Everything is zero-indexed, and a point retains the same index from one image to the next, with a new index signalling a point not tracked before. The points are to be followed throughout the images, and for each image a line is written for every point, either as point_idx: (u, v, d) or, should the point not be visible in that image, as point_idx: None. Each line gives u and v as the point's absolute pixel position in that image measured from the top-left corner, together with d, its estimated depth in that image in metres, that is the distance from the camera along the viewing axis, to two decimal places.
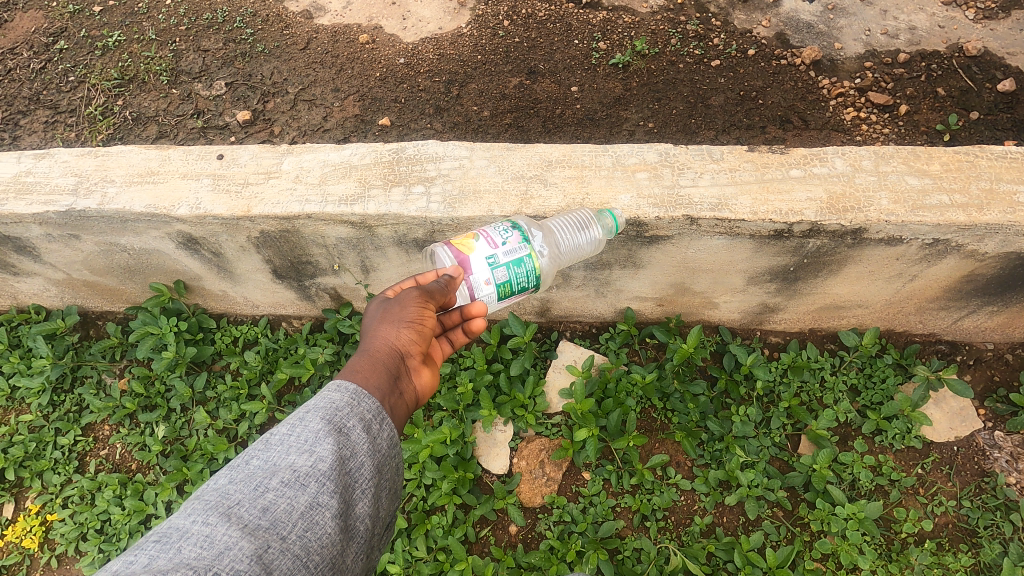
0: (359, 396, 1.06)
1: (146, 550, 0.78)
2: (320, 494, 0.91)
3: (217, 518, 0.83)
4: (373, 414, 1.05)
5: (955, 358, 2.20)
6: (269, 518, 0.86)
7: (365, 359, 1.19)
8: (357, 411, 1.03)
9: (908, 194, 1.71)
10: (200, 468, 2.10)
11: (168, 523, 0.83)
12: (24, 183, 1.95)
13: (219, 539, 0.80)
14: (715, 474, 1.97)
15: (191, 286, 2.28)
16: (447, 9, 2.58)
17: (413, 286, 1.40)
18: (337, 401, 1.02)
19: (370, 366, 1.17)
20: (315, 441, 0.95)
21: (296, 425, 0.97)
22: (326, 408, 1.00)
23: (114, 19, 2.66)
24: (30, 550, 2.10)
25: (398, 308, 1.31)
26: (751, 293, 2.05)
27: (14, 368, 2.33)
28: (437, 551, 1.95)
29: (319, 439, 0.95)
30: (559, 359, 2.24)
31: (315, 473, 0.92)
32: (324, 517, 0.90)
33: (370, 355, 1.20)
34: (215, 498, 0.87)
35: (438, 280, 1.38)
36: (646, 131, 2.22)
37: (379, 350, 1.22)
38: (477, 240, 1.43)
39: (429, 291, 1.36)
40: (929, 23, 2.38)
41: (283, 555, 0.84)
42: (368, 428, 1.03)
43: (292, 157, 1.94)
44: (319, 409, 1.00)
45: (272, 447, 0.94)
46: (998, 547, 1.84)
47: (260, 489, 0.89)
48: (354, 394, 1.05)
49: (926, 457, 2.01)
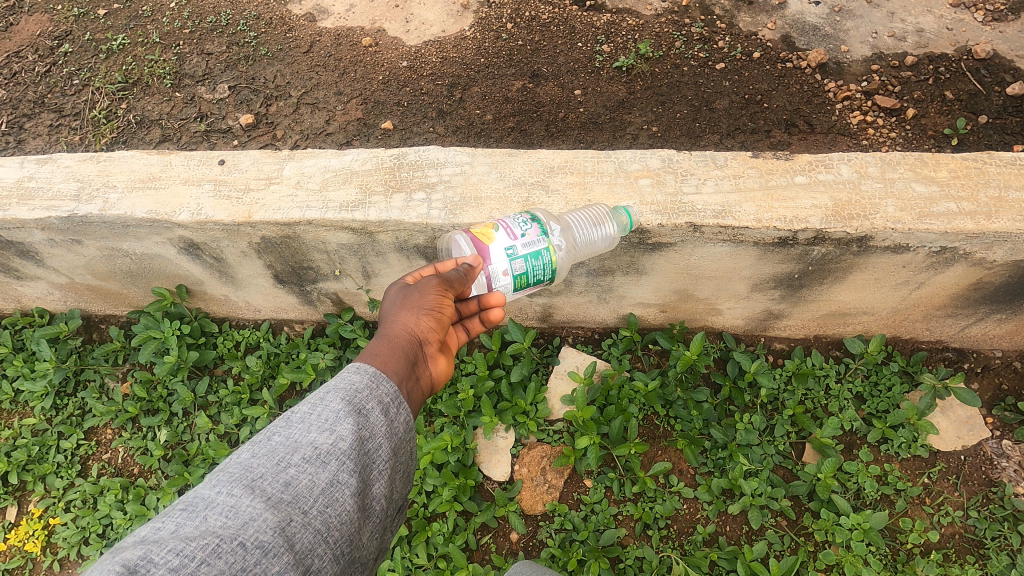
0: (378, 378, 1.04)
1: (174, 517, 0.80)
2: (340, 472, 0.90)
3: (242, 490, 0.83)
4: (391, 398, 1.03)
5: (962, 365, 2.18)
6: (291, 493, 0.86)
7: (385, 343, 1.17)
8: (376, 394, 1.01)
9: (915, 201, 1.68)
10: (202, 473, 2.11)
11: (195, 492, 0.84)
12: (27, 188, 1.96)
13: (244, 510, 0.81)
14: (718, 483, 1.95)
15: (193, 290, 2.29)
16: (451, 12, 2.57)
17: (431, 275, 1.38)
18: (357, 383, 1.00)
19: (389, 351, 1.14)
20: (336, 421, 0.93)
21: (317, 404, 0.95)
22: (346, 389, 0.99)
23: (119, 22, 2.67)
24: (33, 554, 2.10)
25: (418, 295, 1.30)
26: (755, 300, 2.03)
27: (18, 372, 2.34)
28: (438, 558, 1.94)
29: (339, 419, 0.94)
30: (561, 365, 2.22)
31: (336, 452, 0.91)
32: (344, 495, 0.89)
33: (389, 339, 1.19)
34: (240, 470, 0.86)
35: (457, 270, 1.36)
36: (649, 135, 2.20)
37: (398, 336, 1.20)
38: (497, 231, 1.42)
39: (448, 280, 1.34)
40: (938, 25, 2.35)
41: (304, 530, 0.84)
42: (387, 411, 1.01)
43: (293, 162, 1.93)
44: (340, 389, 0.99)
45: (294, 423, 0.93)
46: (1006, 558, 1.82)
47: (282, 464, 0.88)
48: (374, 376, 1.03)
49: (932, 466, 1.99)
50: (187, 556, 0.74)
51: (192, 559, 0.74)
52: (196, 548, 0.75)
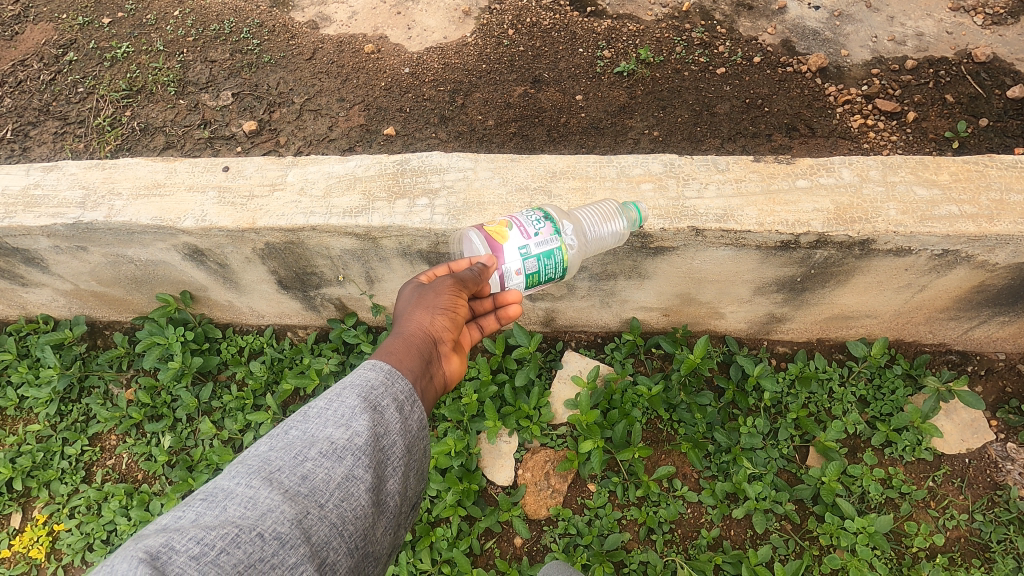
0: (394, 376, 1.03)
1: (194, 507, 0.80)
2: (356, 467, 0.90)
3: (261, 482, 0.84)
4: (407, 396, 1.02)
5: (965, 368, 2.18)
6: (307, 486, 0.86)
7: (400, 341, 1.18)
8: (391, 391, 1.00)
9: (917, 204, 1.69)
10: (206, 479, 2.11)
11: (214, 483, 0.85)
12: (32, 196, 1.97)
13: (262, 501, 0.82)
14: (723, 487, 1.95)
15: (197, 296, 2.30)
16: (452, 18, 2.59)
17: (446, 275, 1.40)
18: (373, 379, 1.00)
19: (403, 348, 1.15)
20: (352, 416, 0.93)
21: (333, 400, 0.95)
22: (362, 385, 0.98)
23: (123, 31, 2.69)
24: (38, 561, 2.10)
25: (433, 295, 1.31)
26: (758, 304, 2.03)
27: (23, 379, 2.34)
28: (442, 564, 1.93)
29: (355, 415, 0.94)
30: (564, 369, 2.23)
31: (351, 447, 0.91)
32: (359, 490, 0.90)
33: (404, 338, 1.19)
34: (258, 463, 0.87)
35: (472, 269, 1.38)
36: (651, 140, 2.21)
37: (412, 334, 1.21)
38: (510, 229, 1.41)
39: (463, 280, 1.35)
40: (937, 29, 2.36)
41: (320, 523, 0.85)
42: (402, 408, 1.00)
43: (297, 169, 1.95)
44: (356, 385, 0.98)
45: (311, 418, 0.93)
46: (1012, 562, 1.81)
47: (299, 458, 0.89)
48: (389, 374, 1.02)
49: (937, 470, 1.99)
50: (208, 545, 0.75)
51: (212, 548, 0.75)
52: (215, 538, 0.76)
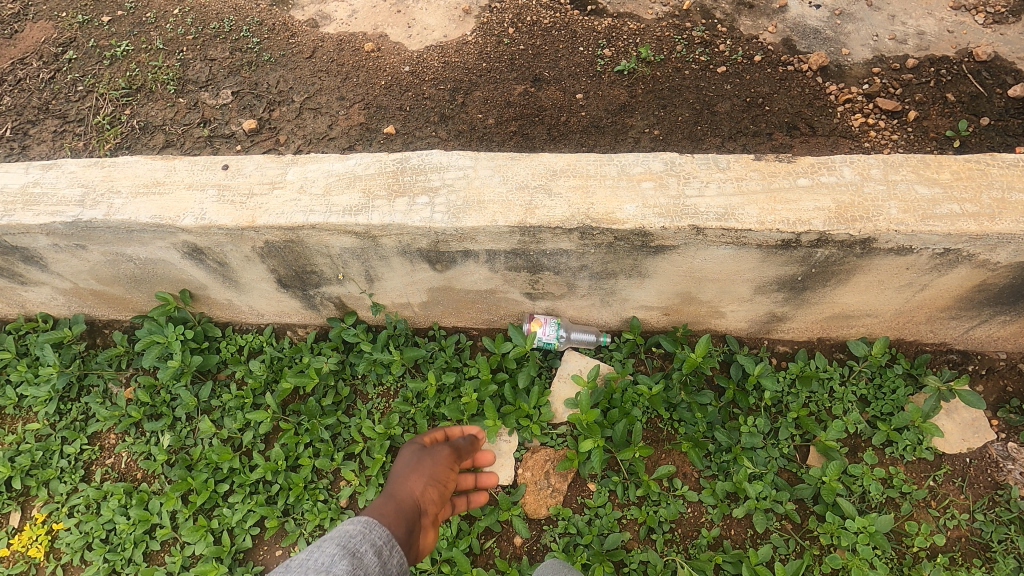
0: (370, 527, 1.23)
1: None
2: None
3: None
4: (383, 543, 1.21)
5: (966, 367, 2.17)
6: None
7: (389, 506, 1.38)
8: (367, 539, 1.19)
9: (919, 203, 1.68)
10: (205, 478, 2.10)
11: None
12: (31, 194, 1.96)
13: None
14: (723, 486, 1.94)
15: (196, 295, 2.29)
16: (452, 17, 2.59)
17: (444, 444, 1.73)
18: (351, 533, 1.19)
19: (393, 512, 1.36)
20: (334, 563, 1.07)
21: (314, 552, 1.08)
22: (341, 540, 1.16)
23: (123, 29, 2.69)
24: (37, 560, 2.10)
25: (427, 464, 1.59)
26: (758, 303, 2.03)
27: (22, 377, 2.34)
28: (442, 563, 1.93)
29: (335, 561, 1.07)
30: (565, 367, 2.21)
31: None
32: None
33: (393, 503, 1.40)
34: None
35: (465, 439, 1.81)
36: (651, 139, 2.20)
37: (401, 501, 1.43)
38: None
39: (457, 453, 1.73)
40: (939, 28, 2.36)
41: None
42: (379, 554, 1.18)
43: (297, 167, 1.94)
44: (334, 540, 1.14)
45: (292, 568, 1.04)
46: (1013, 562, 1.81)
47: None
48: (367, 525, 1.23)
49: (938, 469, 1.98)
50: None
51: None
52: None
